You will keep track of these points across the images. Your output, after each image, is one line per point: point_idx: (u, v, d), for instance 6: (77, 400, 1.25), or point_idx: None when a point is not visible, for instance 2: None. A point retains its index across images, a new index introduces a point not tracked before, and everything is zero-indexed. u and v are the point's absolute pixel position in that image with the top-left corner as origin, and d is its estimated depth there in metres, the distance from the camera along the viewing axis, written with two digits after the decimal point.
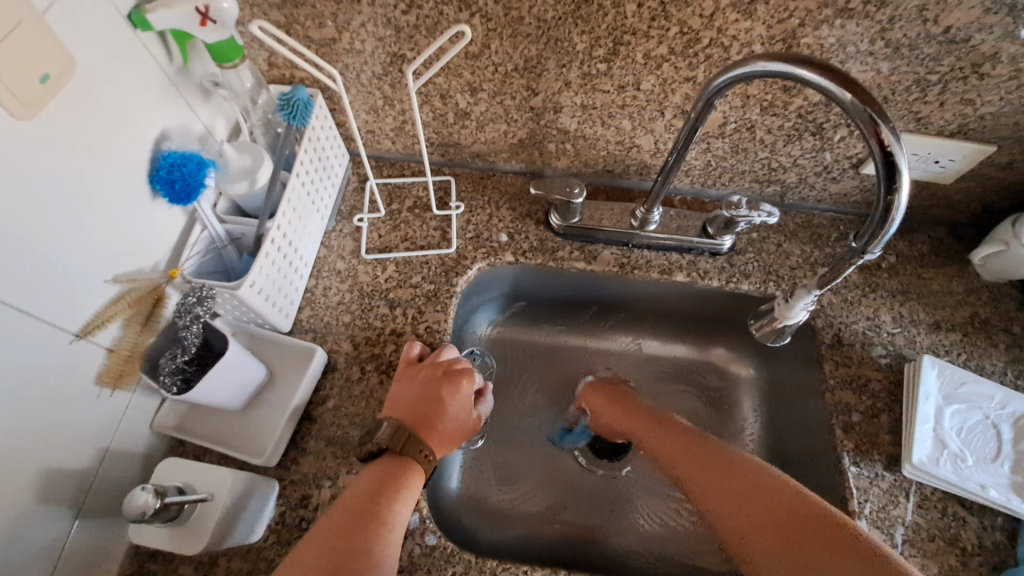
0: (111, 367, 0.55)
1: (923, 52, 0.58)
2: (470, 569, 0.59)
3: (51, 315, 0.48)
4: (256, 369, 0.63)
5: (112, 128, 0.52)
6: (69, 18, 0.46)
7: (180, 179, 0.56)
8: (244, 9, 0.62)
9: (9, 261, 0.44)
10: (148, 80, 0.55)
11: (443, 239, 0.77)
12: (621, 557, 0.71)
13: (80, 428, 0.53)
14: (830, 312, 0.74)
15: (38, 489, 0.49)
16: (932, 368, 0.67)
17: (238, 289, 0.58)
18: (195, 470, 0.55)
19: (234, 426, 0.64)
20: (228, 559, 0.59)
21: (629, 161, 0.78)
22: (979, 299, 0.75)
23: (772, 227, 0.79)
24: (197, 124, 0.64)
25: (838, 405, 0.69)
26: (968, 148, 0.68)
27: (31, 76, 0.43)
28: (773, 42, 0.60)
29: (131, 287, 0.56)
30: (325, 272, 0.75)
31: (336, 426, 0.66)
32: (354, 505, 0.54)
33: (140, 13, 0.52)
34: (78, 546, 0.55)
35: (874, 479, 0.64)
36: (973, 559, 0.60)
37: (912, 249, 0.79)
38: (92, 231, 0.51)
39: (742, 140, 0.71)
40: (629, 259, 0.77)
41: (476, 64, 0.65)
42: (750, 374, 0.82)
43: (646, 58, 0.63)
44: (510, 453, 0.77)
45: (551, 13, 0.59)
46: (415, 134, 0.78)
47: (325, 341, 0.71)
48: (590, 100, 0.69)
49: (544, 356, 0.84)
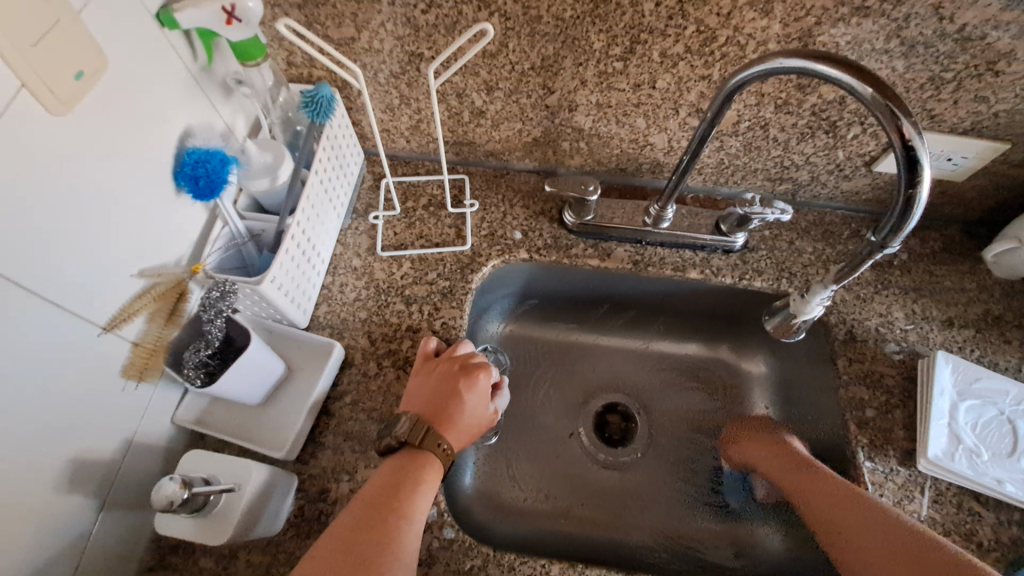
0: (135, 361, 0.56)
1: (938, 50, 0.59)
2: (488, 561, 0.59)
3: (81, 308, 0.49)
4: (276, 364, 0.64)
5: (141, 125, 0.53)
6: (102, 16, 0.47)
7: (205, 175, 0.57)
8: (265, 9, 0.63)
9: (42, 253, 0.45)
10: (173, 77, 0.56)
11: (458, 237, 0.78)
12: (632, 552, 0.71)
13: (105, 419, 0.54)
14: (843, 309, 0.74)
15: (66, 477, 0.50)
16: (946, 364, 0.68)
17: (260, 284, 0.59)
18: (219, 461, 0.55)
19: (254, 421, 0.64)
20: (249, 551, 0.60)
21: (642, 160, 0.78)
22: (991, 296, 0.75)
23: (784, 225, 0.80)
24: (218, 121, 0.65)
25: (852, 401, 0.69)
26: (982, 146, 0.68)
27: (67, 74, 0.44)
28: (789, 41, 0.60)
29: (156, 282, 0.57)
30: (342, 268, 0.76)
31: (354, 421, 0.67)
32: (373, 496, 0.54)
33: (168, 11, 0.53)
34: (104, 536, 0.55)
35: (889, 474, 0.64)
36: (989, 555, 0.60)
37: (924, 247, 0.79)
38: (122, 225, 0.52)
39: (755, 139, 0.72)
40: (643, 257, 0.78)
41: (494, 63, 0.66)
42: (762, 371, 0.83)
43: (662, 57, 0.63)
44: (524, 446, 0.78)
45: (569, 11, 0.60)
46: (430, 132, 0.79)
47: (342, 337, 0.71)
48: (605, 99, 0.69)
49: (557, 353, 0.85)
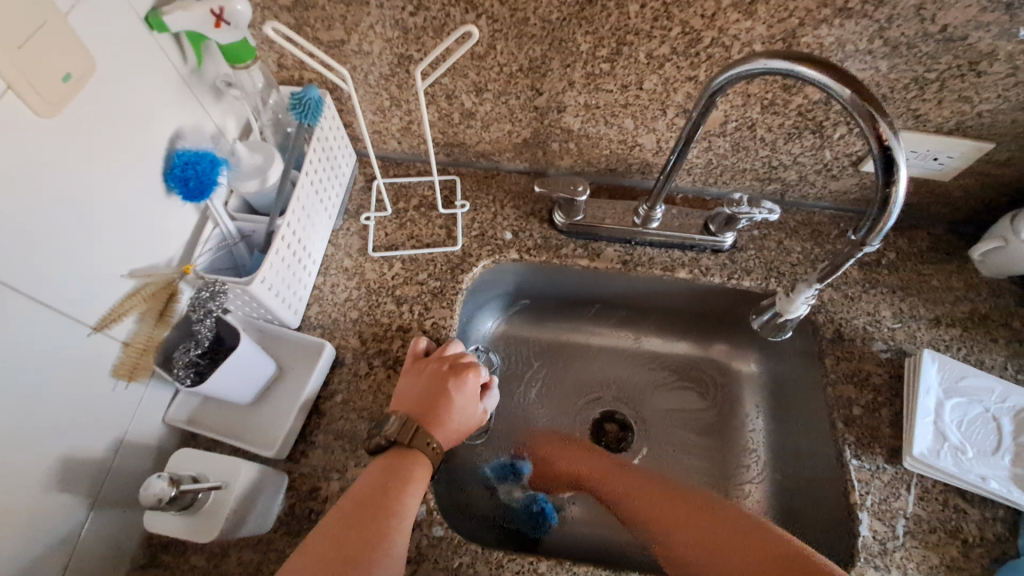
0: (126, 360, 0.57)
1: (921, 50, 0.60)
2: (477, 559, 0.60)
3: (71, 308, 0.50)
4: (266, 364, 0.64)
5: (130, 127, 0.53)
6: (89, 20, 0.48)
7: (195, 177, 0.57)
8: (256, 12, 0.63)
9: (30, 252, 0.45)
10: (163, 79, 0.57)
11: (449, 237, 0.79)
12: (624, 552, 0.72)
13: (95, 418, 0.54)
14: (831, 308, 0.74)
15: (56, 476, 0.51)
16: (933, 363, 0.68)
17: (249, 284, 0.59)
18: (209, 459, 0.56)
19: (245, 421, 0.65)
20: (239, 550, 0.60)
21: (631, 160, 0.79)
22: (978, 295, 0.76)
23: (773, 224, 0.81)
24: (209, 123, 0.65)
25: (840, 399, 0.69)
26: (967, 145, 0.69)
27: (54, 76, 0.44)
28: (773, 41, 0.61)
29: (146, 282, 0.57)
30: (333, 269, 0.76)
31: (345, 420, 0.67)
32: (362, 495, 0.55)
33: (157, 13, 0.53)
34: (94, 535, 0.56)
35: (875, 471, 0.65)
36: (974, 551, 0.61)
37: (912, 246, 0.80)
38: (111, 226, 0.53)
39: (743, 139, 0.72)
40: (632, 256, 0.78)
41: (482, 65, 0.67)
42: (752, 370, 0.83)
43: (648, 58, 0.64)
44: (517, 444, 0.78)
45: (555, 14, 0.61)
46: (421, 134, 0.79)
47: (333, 337, 0.72)
48: (593, 100, 0.70)
49: (548, 353, 0.85)
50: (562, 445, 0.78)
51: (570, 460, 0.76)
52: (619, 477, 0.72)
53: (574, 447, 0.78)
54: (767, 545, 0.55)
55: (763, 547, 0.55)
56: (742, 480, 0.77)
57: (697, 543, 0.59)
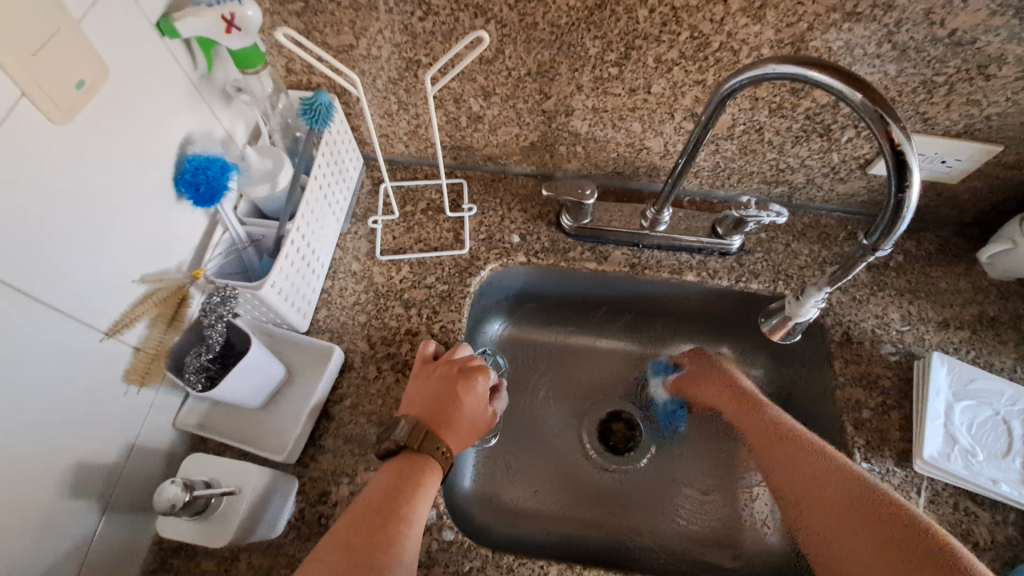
0: (137, 365, 0.57)
1: (929, 54, 0.60)
2: (487, 563, 0.60)
3: (83, 314, 0.50)
4: (276, 368, 0.64)
5: (142, 133, 0.53)
6: (102, 26, 0.48)
7: (205, 182, 0.57)
8: (264, 17, 0.64)
9: (43, 258, 0.46)
10: (173, 84, 0.57)
11: (456, 241, 0.79)
12: (633, 555, 0.72)
13: (106, 423, 0.54)
14: (839, 311, 0.74)
15: (68, 482, 0.51)
16: (942, 365, 0.68)
17: (260, 289, 0.59)
18: (220, 464, 0.56)
19: (255, 425, 0.65)
20: (250, 554, 0.60)
21: (639, 163, 0.79)
22: (987, 297, 0.76)
23: (780, 227, 0.81)
24: (219, 128, 0.65)
25: (849, 402, 0.69)
26: (975, 148, 0.69)
27: (66, 83, 0.44)
28: (781, 46, 0.61)
29: (157, 287, 0.58)
30: (341, 273, 0.76)
31: (354, 424, 0.67)
32: (373, 500, 0.55)
33: (168, 20, 0.54)
34: (106, 540, 0.56)
35: (885, 474, 0.65)
36: (985, 554, 0.61)
37: (920, 248, 0.80)
38: (123, 231, 0.53)
39: (750, 142, 0.72)
40: (640, 260, 0.78)
41: (490, 69, 0.67)
42: (760, 372, 0.83)
43: (657, 62, 0.64)
44: (525, 446, 0.79)
45: (564, 18, 0.61)
46: (428, 137, 0.79)
47: (341, 341, 0.72)
48: (601, 104, 0.70)
49: (556, 356, 0.85)
50: (704, 377, 0.78)
51: (710, 395, 0.78)
52: (760, 431, 0.70)
53: (714, 374, 0.78)
54: (902, 537, 0.55)
55: (889, 538, 0.56)
56: (750, 482, 0.77)
57: (836, 522, 0.60)
